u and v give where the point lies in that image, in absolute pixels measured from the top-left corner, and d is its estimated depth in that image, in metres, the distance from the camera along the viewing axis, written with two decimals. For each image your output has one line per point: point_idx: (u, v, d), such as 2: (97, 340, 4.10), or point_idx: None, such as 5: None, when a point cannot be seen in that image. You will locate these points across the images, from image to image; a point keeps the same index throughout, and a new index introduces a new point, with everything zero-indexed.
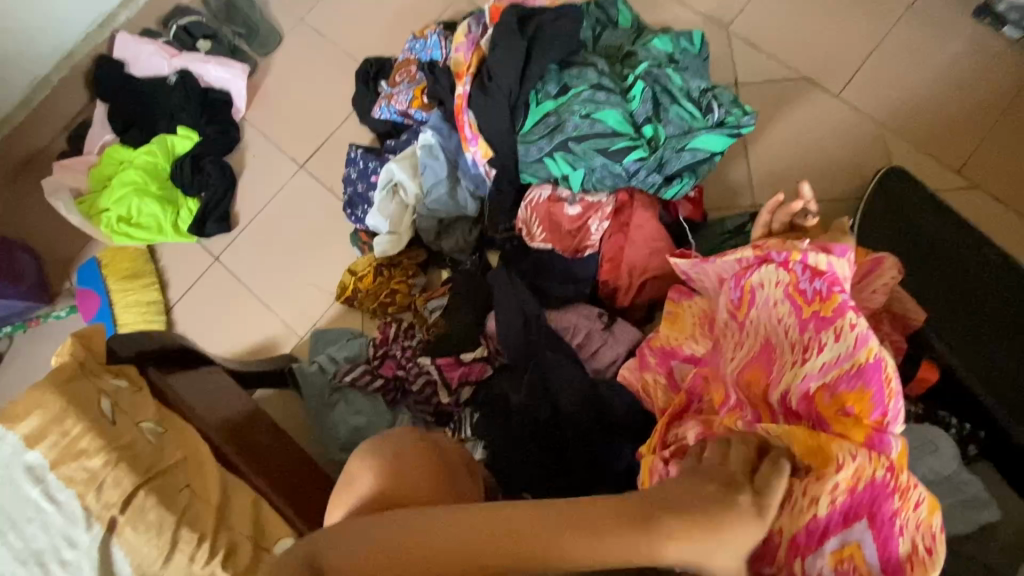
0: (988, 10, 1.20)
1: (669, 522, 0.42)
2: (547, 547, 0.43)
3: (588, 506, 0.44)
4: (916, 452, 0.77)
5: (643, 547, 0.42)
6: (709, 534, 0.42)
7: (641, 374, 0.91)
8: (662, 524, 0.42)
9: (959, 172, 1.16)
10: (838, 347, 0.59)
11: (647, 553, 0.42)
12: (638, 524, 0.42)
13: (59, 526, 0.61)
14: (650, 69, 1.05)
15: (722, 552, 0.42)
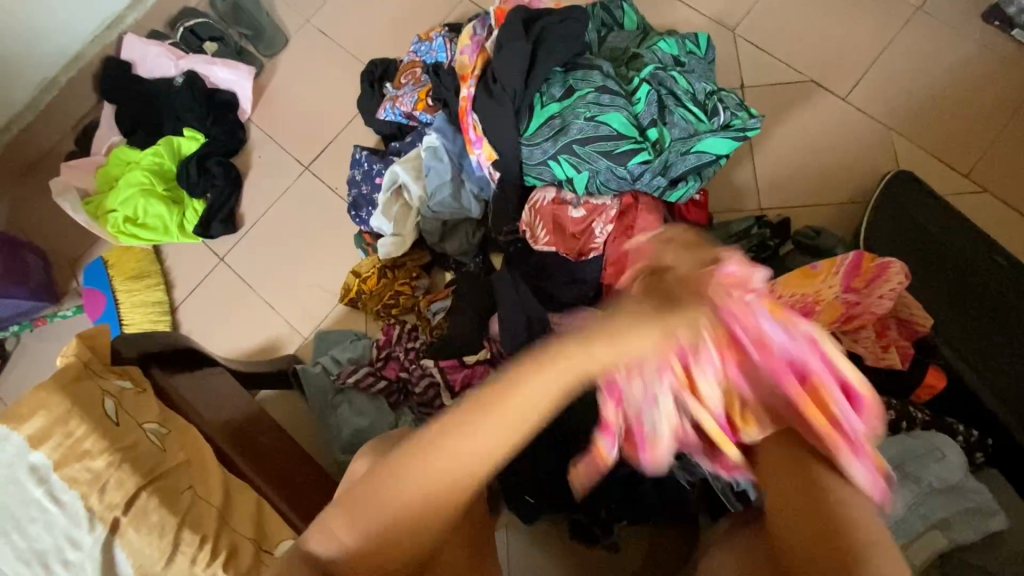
0: (998, 13, 1.19)
1: (496, 381, 0.44)
2: (447, 434, 0.45)
3: (449, 410, 0.46)
4: (916, 458, 0.78)
5: (494, 408, 0.44)
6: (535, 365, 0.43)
7: None
8: (493, 387, 0.44)
9: (969, 175, 1.15)
10: (727, 341, 0.53)
11: (509, 400, 0.43)
12: (479, 404, 0.44)
13: (62, 526, 0.61)
14: (656, 71, 1.04)
15: (568, 361, 0.43)
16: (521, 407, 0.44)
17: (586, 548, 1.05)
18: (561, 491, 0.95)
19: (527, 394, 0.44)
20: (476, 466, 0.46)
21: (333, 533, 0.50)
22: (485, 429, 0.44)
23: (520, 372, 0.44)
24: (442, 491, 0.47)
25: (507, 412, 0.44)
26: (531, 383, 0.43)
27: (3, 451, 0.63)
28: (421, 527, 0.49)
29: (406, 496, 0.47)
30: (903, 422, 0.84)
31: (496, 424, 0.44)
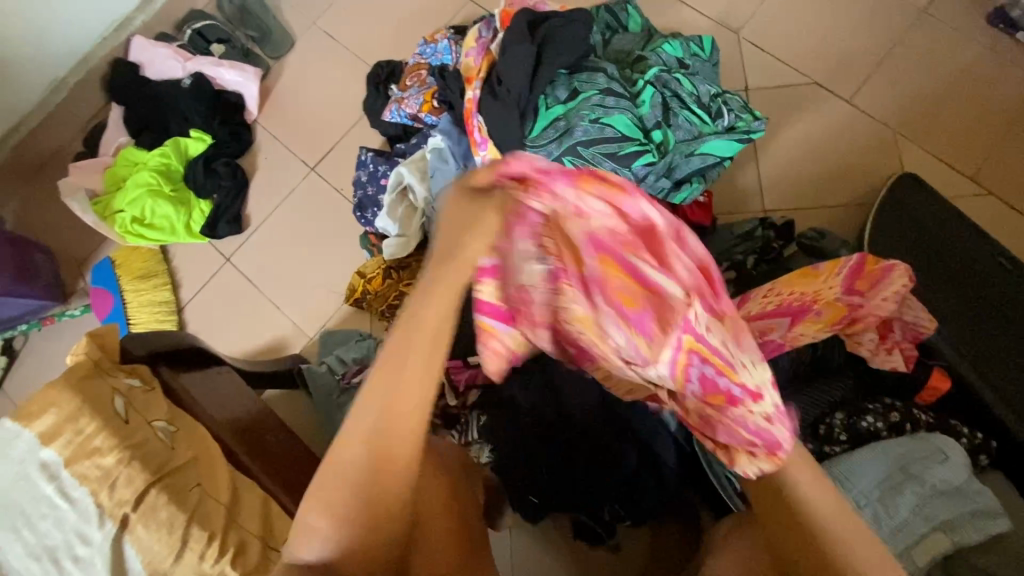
0: (1002, 16, 1.19)
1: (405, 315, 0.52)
2: (381, 382, 0.52)
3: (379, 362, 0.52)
4: (921, 460, 0.79)
5: (411, 344, 0.51)
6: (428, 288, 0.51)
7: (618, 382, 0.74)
8: (407, 328, 0.51)
9: (974, 178, 1.15)
10: (548, 227, 0.50)
11: (415, 323, 0.51)
12: (403, 344, 0.51)
13: (72, 522, 0.62)
14: (660, 74, 1.05)
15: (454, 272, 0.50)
16: (428, 338, 0.51)
17: (589, 548, 1.05)
18: (564, 491, 0.96)
19: (425, 314, 0.51)
20: (406, 410, 0.53)
21: (310, 526, 0.55)
22: (406, 364, 0.52)
23: (418, 301, 0.51)
24: (390, 450, 0.54)
25: (420, 343, 0.51)
26: (427, 308, 0.50)
27: (14, 448, 0.64)
28: (387, 491, 0.55)
29: (358, 454, 0.54)
30: (907, 423, 0.85)
31: (409, 362, 0.52)
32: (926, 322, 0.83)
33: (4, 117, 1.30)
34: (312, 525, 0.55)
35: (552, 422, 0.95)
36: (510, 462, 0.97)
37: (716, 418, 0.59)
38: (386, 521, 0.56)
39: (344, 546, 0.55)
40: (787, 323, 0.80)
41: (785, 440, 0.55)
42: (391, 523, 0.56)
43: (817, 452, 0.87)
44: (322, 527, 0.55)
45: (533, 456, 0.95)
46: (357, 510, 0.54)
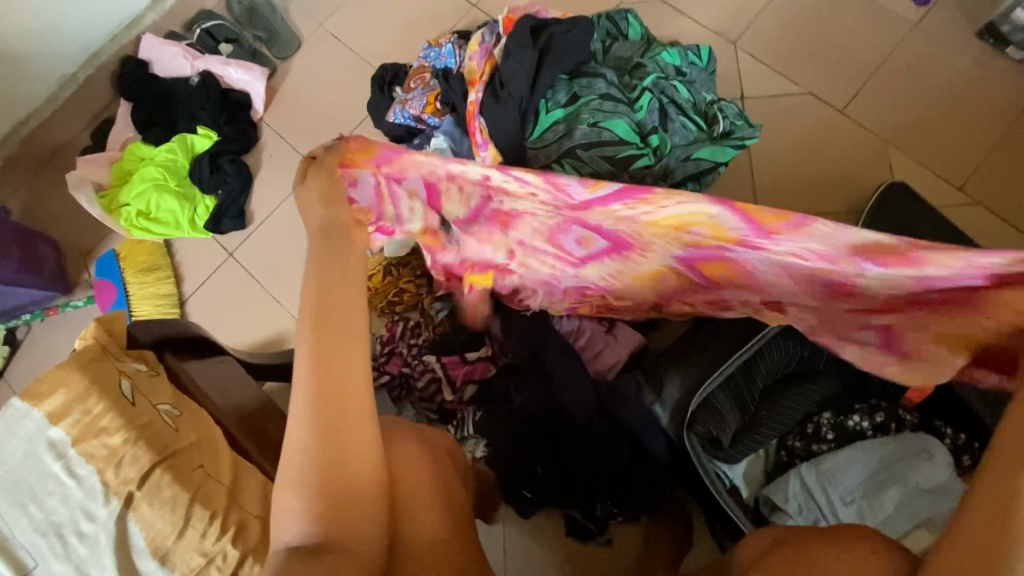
0: (993, 31, 1.23)
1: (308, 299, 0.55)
2: (313, 352, 0.53)
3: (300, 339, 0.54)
4: (906, 458, 0.84)
5: (336, 318, 0.54)
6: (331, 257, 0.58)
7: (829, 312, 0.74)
8: (333, 305, 0.55)
9: (962, 188, 1.18)
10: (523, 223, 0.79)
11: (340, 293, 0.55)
12: (323, 320, 0.54)
13: (78, 499, 0.64)
14: (658, 80, 1.08)
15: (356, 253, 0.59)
16: (346, 314, 0.55)
17: (581, 545, 1.07)
18: (560, 488, 0.98)
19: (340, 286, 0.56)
20: (351, 390, 0.54)
21: (287, 509, 0.53)
22: (329, 333, 0.54)
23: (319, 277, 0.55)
24: (341, 437, 0.53)
25: (337, 321, 0.54)
26: (339, 283, 0.56)
27: (23, 426, 0.66)
28: (347, 478, 0.54)
29: (304, 444, 0.52)
30: (892, 423, 0.89)
31: (341, 339, 0.54)
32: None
33: (13, 110, 1.32)
34: (286, 508, 0.53)
35: (548, 419, 0.97)
36: (506, 458, 0.98)
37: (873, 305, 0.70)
38: (346, 515, 0.54)
39: (326, 529, 0.52)
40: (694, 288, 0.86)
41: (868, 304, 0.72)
42: (362, 513, 0.55)
43: (804, 452, 0.90)
44: (302, 508, 0.52)
45: (530, 450, 0.97)
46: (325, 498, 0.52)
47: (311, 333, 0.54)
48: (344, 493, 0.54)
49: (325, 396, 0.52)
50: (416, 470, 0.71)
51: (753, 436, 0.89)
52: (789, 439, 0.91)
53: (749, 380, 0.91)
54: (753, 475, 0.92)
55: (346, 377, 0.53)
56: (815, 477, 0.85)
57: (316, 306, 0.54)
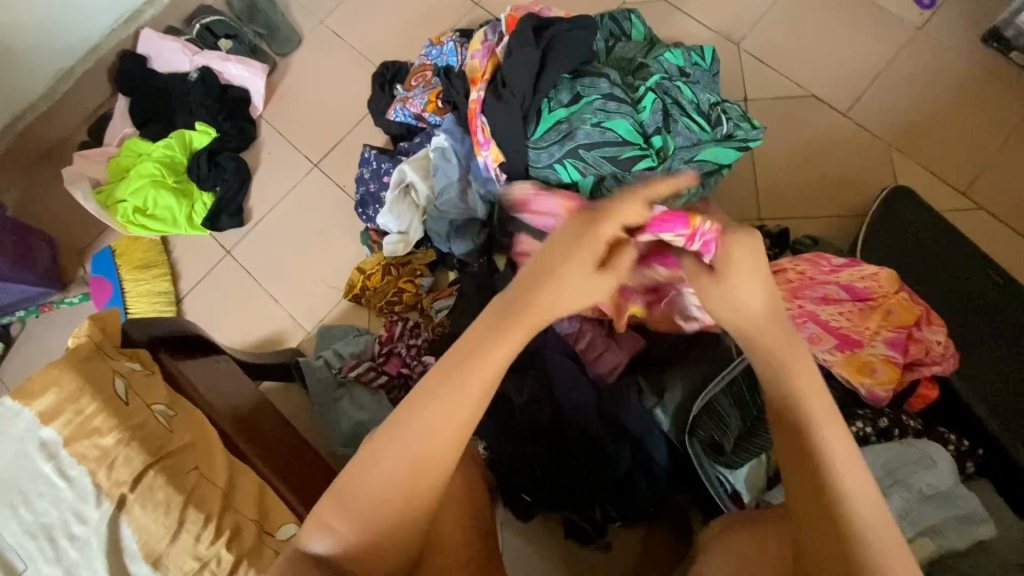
0: (996, 35, 1.22)
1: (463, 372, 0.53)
2: (432, 400, 0.52)
3: (427, 395, 0.52)
4: (911, 465, 0.81)
5: (467, 371, 0.52)
6: (498, 322, 0.53)
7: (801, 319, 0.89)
8: (472, 360, 0.53)
9: (965, 193, 1.17)
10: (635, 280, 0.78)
11: (485, 353, 0.53)
12: (455, 370, 0.52)
13: (69, 501, 0.63)
14: (661, 80, 1.06)
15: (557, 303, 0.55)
16: (482, 372, 0.53)
17: (581, 549, 1.06)
18: (557, 492, 0.97)
19: (496, 347, 0.53)
20: (442, 430, 0.52)
21: (326, 526, 0.52)
22: (465, 385, 0.52)
23: (484, 337, 0.53)
24: (418, 469, 0.52)
25: (479, 377, 0.52)
26: (493, 347, 0.53)
27: (14, 427, 0.65)
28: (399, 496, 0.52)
29: (389, 475, 0.52)
30: (895, 429, 0.86)
31: (459, 386, 0.52)
32: (944, 360, 0.87)
33: (8, 104, 1.30)
34: (328, 525, 0.52)
35: (547, 422, 0.96)
36: (505, 462, 0.97)
37: (828, 298, 0.90)
38: (393, 529, 0.53)
39: (360, 547, 0.52)
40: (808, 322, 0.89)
41: (807, 320, 0.89)
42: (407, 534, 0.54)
43: None
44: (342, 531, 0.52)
45: (527, 453, 0.96)
46: (368, 520, 0.52)
47: (448, 386, 0.52)
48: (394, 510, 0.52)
49: (423, 435, 0.52)
50: None
51: (755, 437, 0.88)
52: None
53: (752, 381, 0.90)
54: (755, 479, 0.88)
55: (458, 414, 0.52)
56: None
57: (467, 365, 0.53)
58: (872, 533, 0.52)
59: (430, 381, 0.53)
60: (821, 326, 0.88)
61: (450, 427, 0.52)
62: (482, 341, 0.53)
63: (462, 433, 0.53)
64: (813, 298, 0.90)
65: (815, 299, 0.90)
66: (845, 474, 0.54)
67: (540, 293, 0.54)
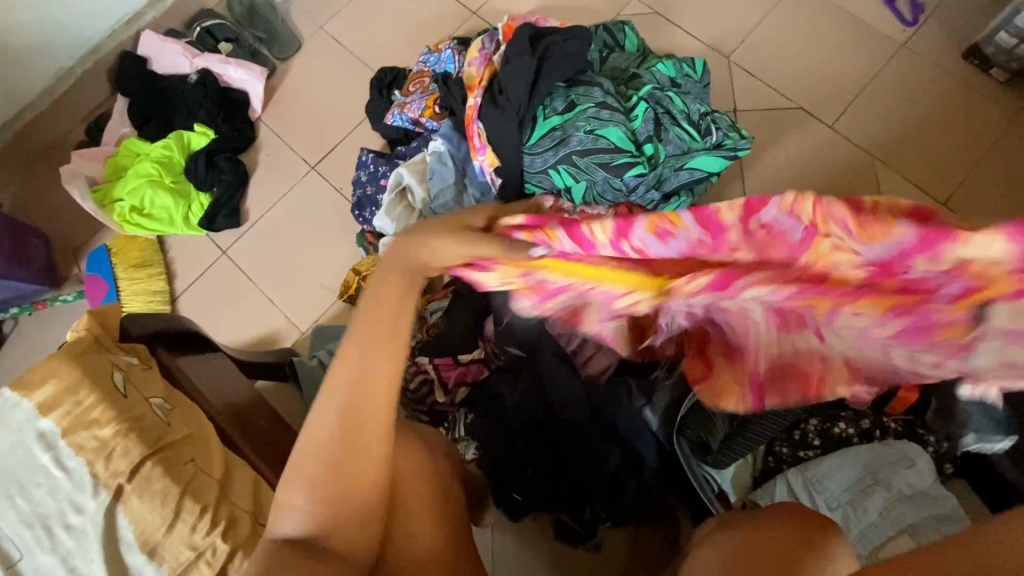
0: (977, 52, 1.26)
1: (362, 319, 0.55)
2: (355, 357, 0.54)
3: (345, 347, 0.55)
4: (890, 465, 0.85)
5: (374, 325, 0.55)
6: (384, 274, 0.55)
7: None
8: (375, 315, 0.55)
9: (946, 204, 1.21)
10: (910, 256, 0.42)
11: (381, 304, 0.55)
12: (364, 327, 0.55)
13: (66, 491, 0.64)
14: (654, 91, 1.09)
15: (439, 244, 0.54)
16: (389, 330, 0.55)
17: (570, 549, 1.07)
18: (551, 489, 0.98)
19: (386, 295, 0.55)
20: (372, 386, 0.54)
21: (291, 505, 0.54)
22: (375, 342, 0.54)
23: (379, 292, 0.55)
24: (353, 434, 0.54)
25: (383, 328, 0.55)
26: (392, 299, 0.55)
27: (12, 417, 0.66)
28: (351, 477, 0.54)
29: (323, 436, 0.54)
30: (877, 430, 0.89)
31: (372, 344, 0.54)
32: None
33: (7, 104, 1.31)
34: (291, 505, 0.54)
35: (538, 419, 0.97)
36: (496, 462, 0.98)
37: None
38: (347, 503, 0.55)
39: (320, 521, 0.54)
40: None
41: None
42: (360, 513, 0.56)
43: (791, 457, 0.90)
44: (300, 504, 0.54)
45: (515, 451, 0.97)
46: (331, 494, 0.54)
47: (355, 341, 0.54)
48: (350, 492, 0.55)
49: (349, 396, 0.54)
50: (415, 469, 0.72)
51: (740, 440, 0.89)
52: (778, 444, 0.91)
53: None
54: (741, 480, 0.92)
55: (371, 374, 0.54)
56: (803, 484, 0.86)
57: (365, 318, 0.55)
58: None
59: (348, 351, 0.55)
60: None
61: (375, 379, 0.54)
62: (378, 290, 0.55)
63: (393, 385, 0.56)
64: None
65: None
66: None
67: (406, 243, 0.55)
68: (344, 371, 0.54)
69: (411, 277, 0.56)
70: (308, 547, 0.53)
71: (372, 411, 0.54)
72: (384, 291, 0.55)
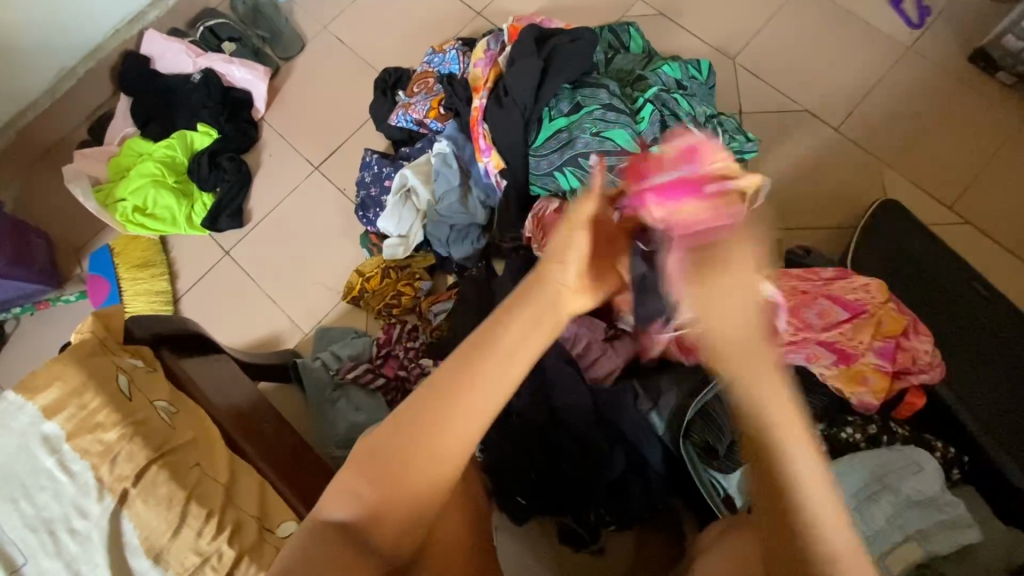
0: (984, 56, 1.26)
1: (482, 355, 0.51)
2: (456, 378, 0.50)
3: (448, 369, 0.51)
4: (899, 471, 0.83)
5: (483, 355, 0.51)
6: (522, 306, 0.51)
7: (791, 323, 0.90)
8: (492, 343, 0.51)
9: (952, 208, 1.20)
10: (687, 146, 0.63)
11: (500, 340, 0.51)
12: (476, 354, 0.51)
13: (71, 495, 0.63)
14: (660, 93, 1.08)
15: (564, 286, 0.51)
16: (501, 356, 0.51)
17: (573, 552, 1.07)
18: (555, 490, 0.97)
19: (508, 327, 0.51)
20: (471, 413, 0.51)
21: (348, 496, 0.52)
22: (483, 373, 0.51)
23: (503, 322, 0.51)
24: (433, 452, 0.51)
25: (502, 362, 0.51)
26: (517, 336, 0.51)
27: (16, 420, 0.65)
28: (410, 478, 0.51)
29: (407, 442, 0.51)
30: (884, 436, 0.89)
31: (474, 373, 0.50)
32: (930, 369, 0.88)
33: (9, 103, 1.31)
34: (339, 491, 0.53)
35: (544, 422, 0.97)
36: (501, 465, 0.97)
37: (824, 301, 0.91)
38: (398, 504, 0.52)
39: (371, 516, 0.52)
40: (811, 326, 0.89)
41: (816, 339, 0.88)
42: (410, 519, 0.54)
43: None
44: (361, 495, 0.52)
45: (519, 454, 0.97)
46: (377, 496, 0.52)
47: (460, 367, 0.51)
48: (398, 492, 0.52)
49: (434, 412, 0.50)
50: None
51: None
52: None
53: None
54: None
55: (473, 403, 0.51)
56: None
57: (480, 343, 0.51)
58: (832, 530, 0.53)
59: (448, 374, 0.51)
60: (822, 342, 0.88)
61: (477, 411, 0.51)
62: (510, 323, 0.51)
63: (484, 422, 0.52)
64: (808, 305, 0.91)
65: (827, 311, 0.90)
66: (809, 486, 0.53)
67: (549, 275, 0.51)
68: (439, 391, 0.51)
69: (546, 313, 0.51)
70: (353, 535, 0.52)
71: (451, 426, 0.51)
72: (517, 329, 0.51)
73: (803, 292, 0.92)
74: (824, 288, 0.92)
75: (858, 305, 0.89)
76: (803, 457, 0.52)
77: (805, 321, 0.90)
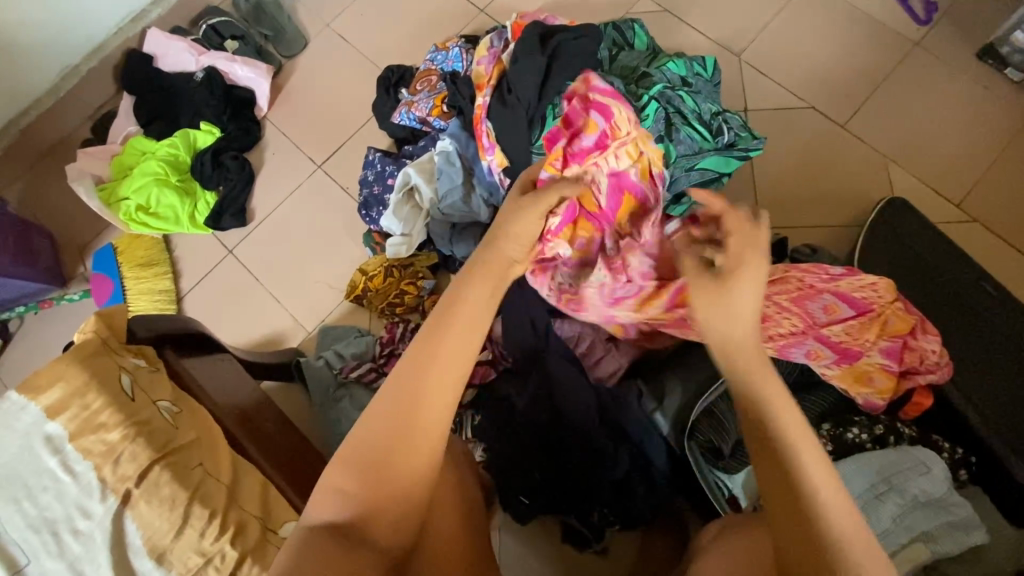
0: (992, 52, 1.25)
1: (442, 329, 0.57)
2: (421, 355, 0.55)
3: (411, 350, 0.56)
4: (906, 471, 0.82)
5: (444, 329, 0.57)
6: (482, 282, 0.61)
7: (792, 321, 0.87)
8: (453, 317, 0.58)
9: (960, 205, 1.19)
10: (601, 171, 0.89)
11: (458, 313, 0.58)
12: (438, 326, 0.57)
13: (74, 496, 0.63)
14: (665, 91, 1.06)
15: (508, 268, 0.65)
16: (463, 326, 0.57)
17: (577, 551, 1.06)
18: (559, 489, 0.97)
19: (465, 296, 0.60)
20: (440, 385, 0.55)
21: (339, 491, 0.53)
22: (448, 340, 0.56)
23: (457, 296, 0.59)
24: (405, 436, 0.53)
25: (463, 331, 0.57)
26: (475, 309, 0.59)
27: (19, 420, 0.65)
28: (394, 467, 0.53)
29: (383, 424, 0.53)
30: (891, 436, 0.88)
31: (438, 344, 0.56)
32: (938, 369, 0.88)
33: (13, 102, 1.31)
34: (342, 488, 0.53)
35: (547, 421, 0.96)
36: (504, 464, 0.97)
37: (826, 296, 0.88)
38: (390, 499, 0.53)
39: (364, 511, 0.53)
40: (812, 323, 0.87)
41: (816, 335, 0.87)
42: (405, 513, 0.54)
43: None
44: (355, 493, 0.53)
45: (522, 453, 0.96)
46: (367, 489, 0.53)
47: (424, 340, 0.56)
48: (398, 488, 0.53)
49: (405, 393, 0.54)
50: None
51: None
52: None
53: None
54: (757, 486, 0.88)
55: (442, 374, 0.55)
56: None
57: (437, 316, 0.58)
58: (829, 498, 0.52)
59: (415, 350, 0.56)
60: (824, 338, 0.87)
61: (443, 385, 0.55)
62: (470, 301, 0.59)
63: (453, 397, 0.56)
64: (811, 298, 0.88)
65: (831, 308, 0.88)
66: (804, 455, 0.54)
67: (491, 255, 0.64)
68: (409, 369, 0.55)
69: (494, 285, 0.62)
70: (344, 535, 0.52)
71: (432, 406, 0.54)
72: (472, 297, 0.59)
73: (801, 285, 0.89)
74: (831, 283, 0.89)
75: (866, 302, 0.87)
76: (799, 424, 0.56)
77: (806, 318, 0.87)
